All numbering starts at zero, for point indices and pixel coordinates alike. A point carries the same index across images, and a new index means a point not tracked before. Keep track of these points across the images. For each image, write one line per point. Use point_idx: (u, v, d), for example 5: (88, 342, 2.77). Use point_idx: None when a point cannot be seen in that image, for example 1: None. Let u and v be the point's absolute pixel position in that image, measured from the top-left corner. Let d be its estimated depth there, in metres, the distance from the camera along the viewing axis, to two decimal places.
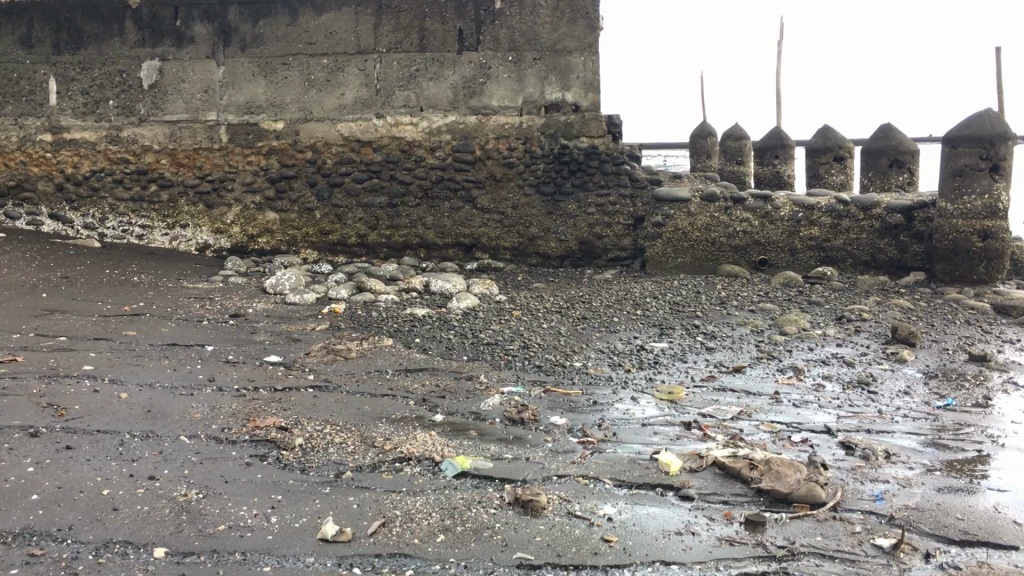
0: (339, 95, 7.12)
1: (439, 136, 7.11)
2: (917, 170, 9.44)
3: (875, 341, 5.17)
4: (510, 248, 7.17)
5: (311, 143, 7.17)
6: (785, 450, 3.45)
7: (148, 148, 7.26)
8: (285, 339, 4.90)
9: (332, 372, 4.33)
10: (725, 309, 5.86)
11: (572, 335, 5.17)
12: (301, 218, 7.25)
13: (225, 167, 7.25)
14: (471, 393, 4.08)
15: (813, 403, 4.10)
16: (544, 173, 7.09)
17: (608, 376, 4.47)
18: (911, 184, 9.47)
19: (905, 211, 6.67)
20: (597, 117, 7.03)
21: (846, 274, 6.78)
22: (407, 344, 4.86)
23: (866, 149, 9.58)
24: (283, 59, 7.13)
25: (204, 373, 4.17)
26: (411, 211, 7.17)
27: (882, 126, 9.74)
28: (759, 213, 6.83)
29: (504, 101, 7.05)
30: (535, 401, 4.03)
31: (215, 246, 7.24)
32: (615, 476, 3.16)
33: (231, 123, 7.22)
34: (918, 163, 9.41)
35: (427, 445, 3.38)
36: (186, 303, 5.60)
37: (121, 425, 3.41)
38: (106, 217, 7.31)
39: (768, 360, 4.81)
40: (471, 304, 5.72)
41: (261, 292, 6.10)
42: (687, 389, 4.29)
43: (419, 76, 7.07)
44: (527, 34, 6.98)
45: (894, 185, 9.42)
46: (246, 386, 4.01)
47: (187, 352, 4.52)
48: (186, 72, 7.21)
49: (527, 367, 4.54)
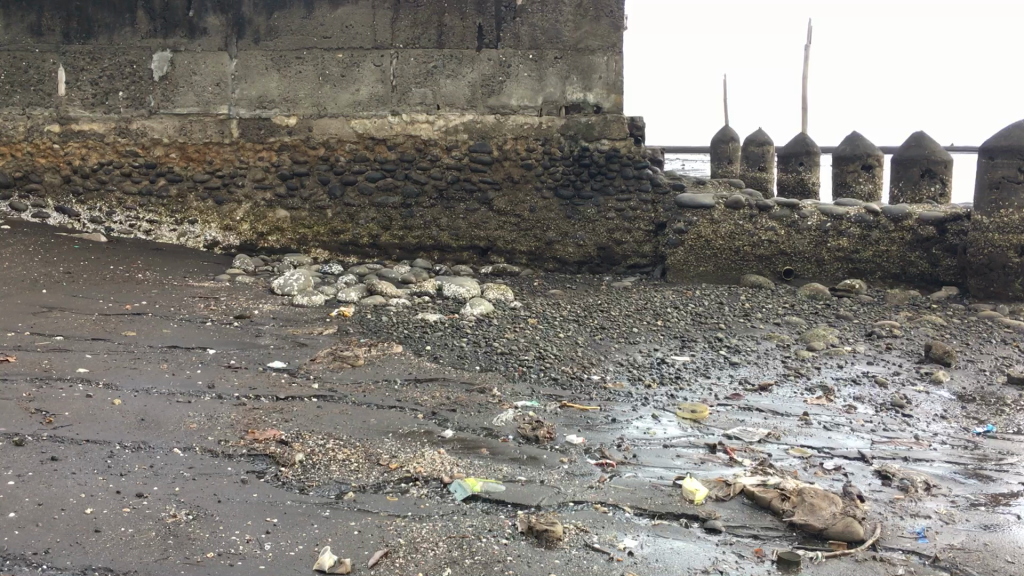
0: (354, 91, 6.93)
1: (456, 135, 6.90)
2: (949, 181, 9.17)
3: (907, 359, 4.93)
4: (526, 252, 6.95)
5: (324, 139, 6.98)
6: (818, 479, 3.22)
7: (158, 141, 7.09)
8: (290, 343, 4.71)
9: (338, 381, 4.12)
10: (749, 322, 5.63)
11: (590, 346, 4.96)
12: (312, 216, 7.04)
13: (235, 163, 7.07)
14: (483, 407, 3.87)
15: (845, 427, 3.87)
16: (563, 176, 6.88)
17: (628, 392, 4.25)
18: (942, 195, 9.21)
19: (937, 223, 6.44)
20: (619, 119, 6.82)
21: (874, 287, 6.53)
22: (418, 352, 4.66)
23: (897, 157, 9.32)
24: (298, 53, 6.94)
25: (203, 378, 3.98)
26: (425, 212, 6.97)
27: (914, 134, 9.48)
28: (785, 221, 6.60)
29: (523, 101, 6.85)
30: (551, 417, 3.82)
31: (224, 243, 7.05)
32: (636, 504, 2.94)
33: (243, 118, 7.04)
34: (951, 173, 9.15)
35: (435, 464, 3.17)
36: (190, 303, 5.41)
37: (112, 434, 3.22)
38: (113, 210, 7.14)
39: (796, 377, 4.58)
40: (485, 310, 5.52)
41: (268, 292, 5.91)
42: (711, 407, 4.07)
43: (436, 73, 6.86)
44: (549, 32, 6.77)
45: (926, 195, 9.16)
46: (247, 395, 3.82)
47: (187, 356, 4.33)
48: (198, 64, 7.03)
49: (542, 380, 4.33)
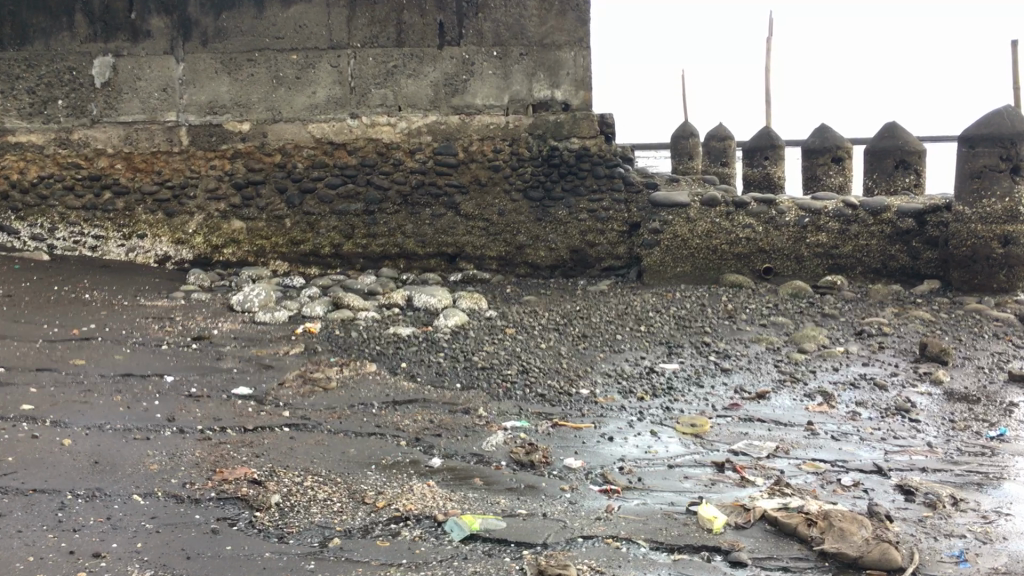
0: (311, 93, 6.59)
1: (419, 138, 6.61)
2: (923, 171, 9.14)
3: (902, 359, 4.75)
4: (497, 257, 6.67)
5: (280, 145, 6.63)
6: (839, 499, 3.00)
7: (102, 151, 6.68)
8: (255, 366, 4.37)
9: (310, 407, 3.79)
10: (734, 324, 5.42)
11: (575, 357, 4.70)
12: (270, 226, 6.68)
13: (186, 172, 6.69)
14: (471, 431, 3.58)
15: (854, 436, 3.66)
16: (533, 177, 6.62)
17: (620, 406, 4.00)
18: (916, 186, 9.16)
19: (917, 215, 6.30)
20: (588, 116, 6.58)
21: (855, 283, 6.37)
22: (393, 370, 4.36)
23: (870, 149, 9.26)
24: (249, 55, 6.58)
25: (162, 411, 3.63)
26: (389, 219, 6.65)
27: (886, 125, 9.45)
28: (763, 218, 6.41)
29: (488, 100, 6.57)
30: (543, 438, 3.54)
31: (177, 258, 6.65)
32: (651, 537, 2.69)
33: (192, 125, 6.66)
34: (926, 163, 9.11)
35: (426, 500, 2.88)
36: (144, 324, 5.04)
37: (63, 482, 2.87)
38: (56, 226, 6.71)
39: (793, 383, 4.37)
40: (460, 321, 5.23)
41: (227, 309, 5.56)
42: (711, 420, 3.83)
43: (397, 73, 6.56)
44: (513, 28, 6.50)
45: (900, 186, 9.10)
46: (212, 428, 3.48)
47: (142, 385, 3.97)
48: (143, 69, 6.63)
49: (530, 397, 4.06)
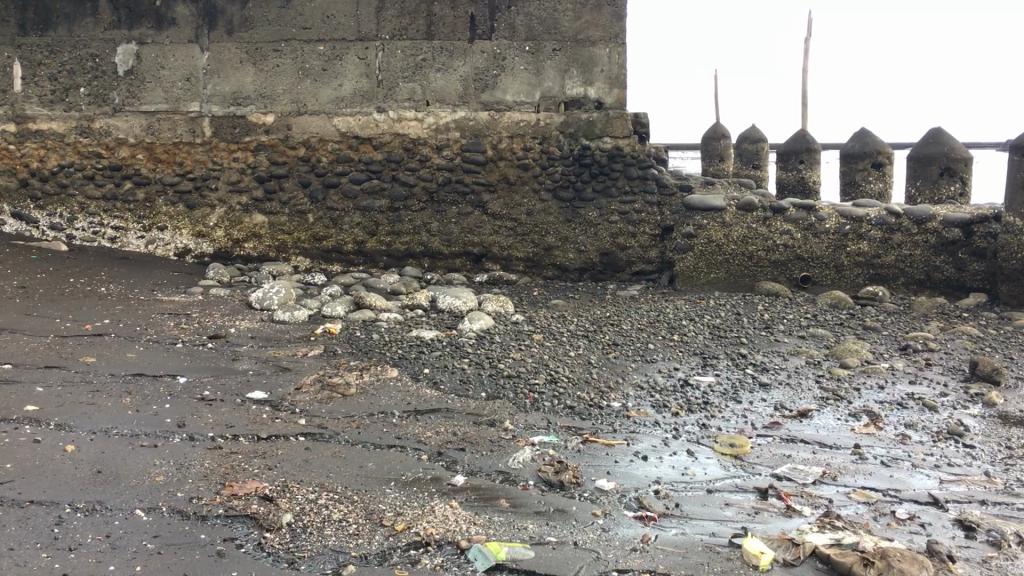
0: (337, 86, 6.41)
1: (446, 134, 6.41)
2: (970, 179, 8.88)
3: (951, 378, 4.50)
4: (524, 259, 6.46)
5: (304, 138, 6.46)
6: (895, 535, 2.77)
7: (123, 141, 6.54)
8: (272, 368, 4.19)
9: (327, 415, 3.61)
10: (771, 335, 5.18)
11: (605, 367, 4.49)
12: (292, 221, 6.51)
13: (208, 164, 6.53)
14: (497, 445, 3.38)
15: (905, 463, 3.42)
16: (563, 176, 6.41)
17: (654, 421, 3.78)
18: (962, 195, 8.92)
19: (964, 225, 6.03)
20: (622, 115, 6.36)
21: (897, 294, 6.11)
22: (415, 377, 4.16)
23: (915, 154, 9.00)
24: (275, 45, 6.42)
25: (172, 416, 3.45)
26: (414, 216, 6.46)
27: (931, 131, 9.18)
28: (802, 224, 6.16)
29: (519, 96, 6.38)
30: (573, 456, 3.33)
31: (196, 251, 6.50)
32: (692, 573, 2.48)
33: (215, 116, 6.50)
34: (972, 171, 8.84)
35: (448, 523, 2.69)
36: (159, 321, 4.88)
37: (62, 494, 2.71)
38: (76, 216, 6.57)
39: (836, 401, 4.13)
40: (486, 325, 5.03)
41: (246, 306, 5.39)
42: (751, 440, 3.60)
43: (425, 66, 6.37)
44: (546, 22, 6.30)
45: (946, 195, 8.87)
46: (223, 435, 3.30)
47: (153, 387, 3.80)
48: (167, 58, 6.49)
49: (558, 409, 3.85)
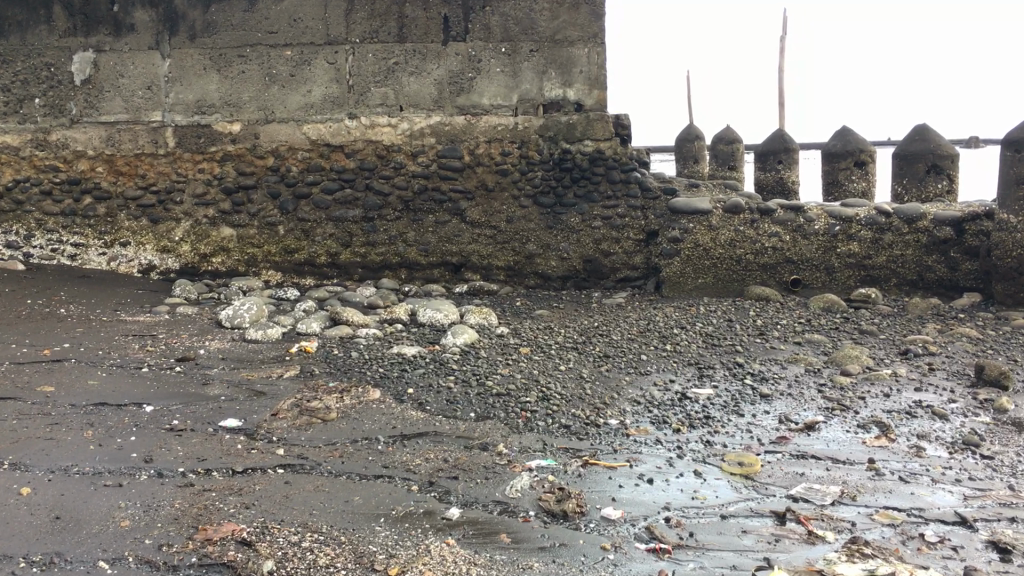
0: (306, 92, 6.15)
1: (421, 140, 6.17)
2: (956, 177, 8.86)
3: (956, 383, 4.34)
4: (505, 268, 6.23)
5: (273, 147, 6.19)
6: (928, 561, 2.57)
7: (81, 153, 6.22)
8: (245, 393, 3.92)
9: (307, 444, 3.35)
10: (767, 342, 4.99)
11: (598, 381, 4.27)
12: (262, 234, 6.23)
13: (172, 175, 6.23)
14: (492, 472, 3.14)
15: (924, 478, 3.22)
16: (543, 182, 6.19)
17: (655, 439, 3.55)
18: (949, 193, 8.89)
19: (955, 223, 5.90)
20: (603, 117, 6.16)
21: (890, 296, 5.95)
22: (399, 398, 3.91)
23: (901, 153, 8.96)
24: (240, 50, 6.14)
25: (138, 450, 3.18)
26: (390, 226, 6.21)
27: (917, 128, 9.15)
28: (790, 226, 5.99)
29: (496, 99, 6.15)
30: (574, 481, 3.10)
31: (162, 267, 6.20)
32: None
33: (179, 125, 6.21)
34: (959, 168, 8.81)
35: (446, 566, 2.45)
36: (123, 344, 4.59)
37: (15, 545, 2.44)
38: (32, 233, 6.24)
39: (842, 412, 3.93)
40: (470, 339, 4.80)
41: (215, 325, 5.11)
42: (760, 457, 3.39)
43: (398, 70, 6.13)
44: (523, 22, 6.09)
45: (933, 194, 8.86)
46: (194, 470, 3.03)
47: (117, 417, 3.52)
48: (126, 66, 6.18)
49: (554, 429, 3.62)
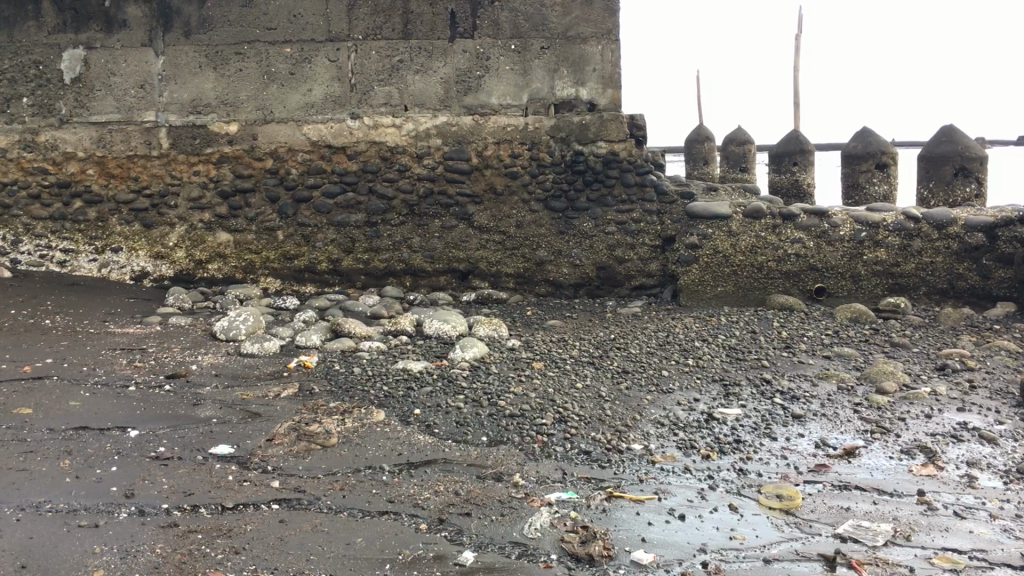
0: (307, 91, 5.87)
1: (427, 141, 5.89)
2: (985, 179, 8.84)
3: (1002, 403, 4.04)
4: (514, 275, 5.95)
5: (272, 148, 5.91)
6: None
7: (72, 155, 5.95)
8: (239, 415, 3.64)
9: (305, 474, 3.07)
10: (794, 356, 4.70)
11: (618, 400, 3.98)
12: (260, 239, 5.95)
13: (166, 178, 5.95)
14: (509, 508, 2.85)
15: (982, 513, 2.92)
16: (555, 185, 5.90)
17: (684, 468, 3.27)
18: (977, 195, 8.89)
19: (987, 228, 5.61)
20: (617, 117, 5.88)
21: (919, 305, 5.67)
22: (405, 420, 3.63)
23: (927, 153, 8.97)
24: (237, 48, 5.85)
25: (119, 483, 2.90)
26: (394, 231, 5.93)
27: (946, 129, 9.12)
28: (814, 231, 5.72)
29: (505, 98, 5.87)
30: (598, 518, 2.81)
31: (155, 274, 5.92)
32: None
33: (173, 126, 5.93)
34: (987, 171, 8.80)
35: None
36: (109, 359, 4.31)
37: None
38: (20, 239, 5.96)
39: (882, 436, 3.64)
40: (480, 352, 4.52)
41: (210, 337, 4.83)
42: (800, 489, 3.10)
43: (403, 68, 5.85)
44: (533, 18, 5.80)
45: (960, 196, 8.85)
46: (180, 507, 2.76)
47: (99, 444, 3.25)
48: (118, 63, 5.90)
49: (573, 455, 3.34)
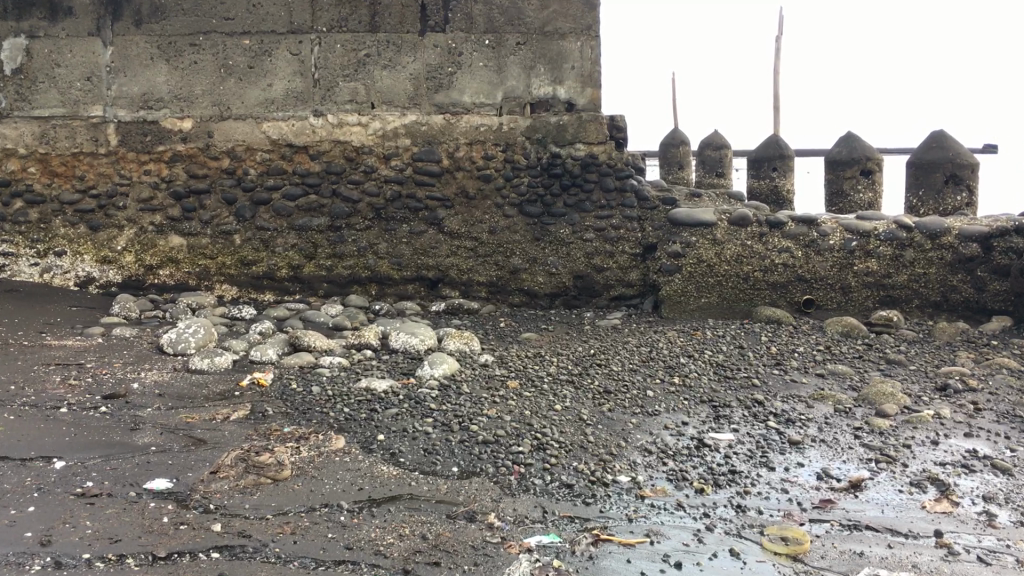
0: (266, 86, 5.49)
1: (395, 140, 5.54)
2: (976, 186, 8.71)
3: (1011, 427, 3.77)
4: (486, 284, 5.61)
5: (229, 147, 5.52)
6: None
7: (12, 152, 5.52)
8: (182, 441, 3.26)
9: (252, 514, 2.70)
10: (786, 375, 4.40)
11: (601, 424, 3.65)
12: (215, 244, 5.55)
13: (114, 177, 5.54)
14: (483, 557, 2.51)
15: (1008, 558, 2.63)
16: (530, 189, 5.58)
17: (676, 504, 2.95)
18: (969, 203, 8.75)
19: (982, 239, 5.36)
20: (597, 118, 5.56)
21: (912, 318, 5.41)
22: (367, 447, 3.28)
23: (916, 160, 8.83)
24: (192, 38, 5.45)
25: (35, 528, 2.52)
26: (359, 236, 5.56)
27: (935, 135, 9.00)
28: (801, 240, 5.45)
29: (478, 97, 5.53)
30: (584, 567, 2.48)
31: (101, 280, 5.50)
32: None
33: (122, 121, 5.51)
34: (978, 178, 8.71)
35: None
36: (41, 376, 3.90)
37: None
38: None
39: (889, 465, 3.35)
40: (450, 369, 4.17)
41: (156, 350, 4.44)
42: (806, 530, 2.80)
43: (370, 63, 5.49)
44: (508, 12, 5.47)
45: (952, 204, 8.72)
46: (103, 558, 2.39)
47: (18, 478, 2.86)
48: (63, 53, 5.47)
49: (554, 490, 3.00)
